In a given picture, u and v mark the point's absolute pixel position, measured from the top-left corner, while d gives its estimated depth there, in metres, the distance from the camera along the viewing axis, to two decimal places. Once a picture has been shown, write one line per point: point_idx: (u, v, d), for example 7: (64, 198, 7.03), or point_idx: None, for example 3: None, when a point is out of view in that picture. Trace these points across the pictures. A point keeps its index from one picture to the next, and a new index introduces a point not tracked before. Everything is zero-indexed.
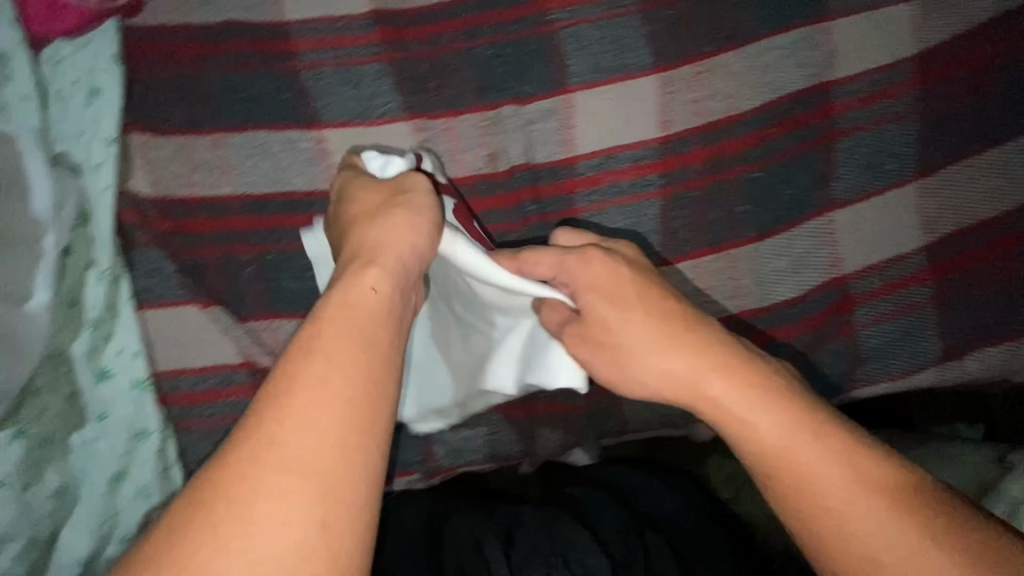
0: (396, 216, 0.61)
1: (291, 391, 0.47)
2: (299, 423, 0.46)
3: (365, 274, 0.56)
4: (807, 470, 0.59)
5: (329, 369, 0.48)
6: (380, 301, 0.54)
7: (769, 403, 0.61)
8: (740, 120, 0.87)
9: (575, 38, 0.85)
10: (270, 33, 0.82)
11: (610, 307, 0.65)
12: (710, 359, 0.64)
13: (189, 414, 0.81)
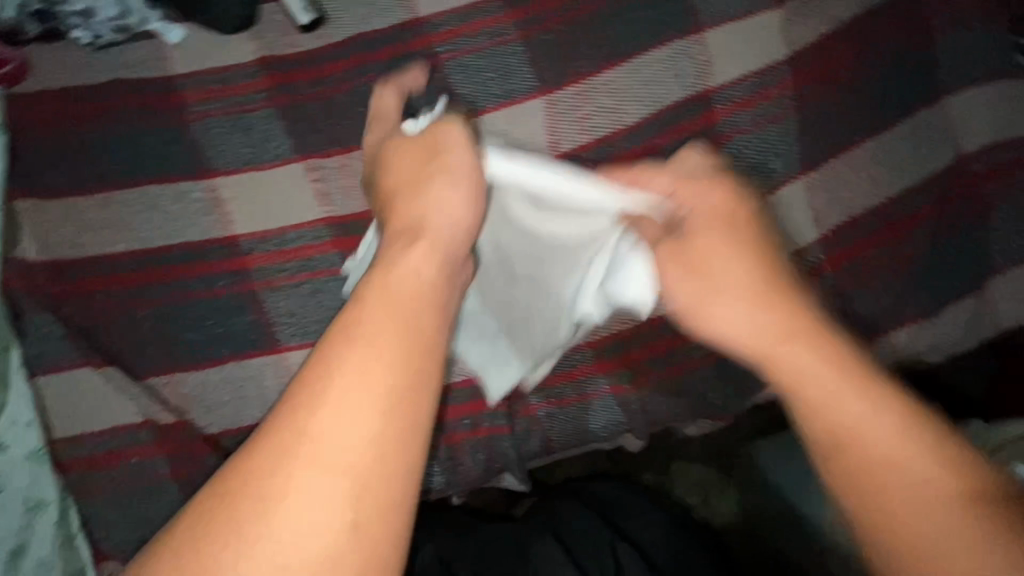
0: (437, 182, 0.49)
1: (325, 386, 0.38)
2: (323, 441, 0.37)
3: (409, 249, 0.46)
4: (884, 475, 0.42)
5: (364, 362, 0.39)
6: (428, 286, 0.44)
7: (859, 380, 0.44)
8: (636, 125, 0.71)
9: (462, 69, 0.72)
10: (152, 89, 0.71)
11: (703, 241, 0.50)
12: (792, 321, 0.47)
13: (90, 477, 0.63)
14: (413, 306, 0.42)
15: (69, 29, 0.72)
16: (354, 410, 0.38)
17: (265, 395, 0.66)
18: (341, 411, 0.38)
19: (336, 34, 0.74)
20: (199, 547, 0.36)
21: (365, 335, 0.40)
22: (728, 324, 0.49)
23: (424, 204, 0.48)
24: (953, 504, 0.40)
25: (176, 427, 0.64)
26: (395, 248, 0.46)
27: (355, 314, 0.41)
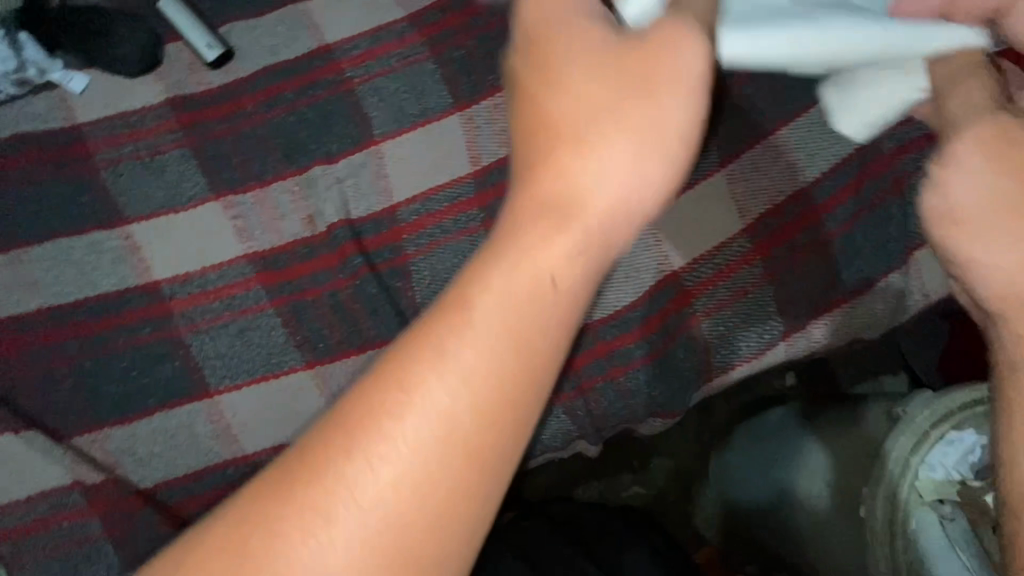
0: (615, 126, 0.38)
1: (407, 402, 0.34)
2: (410, 462, 0.33)
3: (558, 229, 0.37)
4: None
5: (460, 380, 0.34)
6: (557, 297, 0.37)
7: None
8: None
9: (375, 92, 0.73)
10: (58, 140, 0.70)
11: None
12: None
13: (21, 548, 0.60)
14: (537, 321, 0.36)
15: None
16: (442, 425, 0.34)
17: (199, 441, 0.64)
18: (437, 431, 0.34)
19: (247, 67, 0.74)
20: (232, 549, 0.33)
21: (467, 357, 0.34)
22: (1002, 246, 0.43)
23: (583, 167, 0.38)
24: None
25: (107, 484, 0.62)
26: (536, 221, 0.37)
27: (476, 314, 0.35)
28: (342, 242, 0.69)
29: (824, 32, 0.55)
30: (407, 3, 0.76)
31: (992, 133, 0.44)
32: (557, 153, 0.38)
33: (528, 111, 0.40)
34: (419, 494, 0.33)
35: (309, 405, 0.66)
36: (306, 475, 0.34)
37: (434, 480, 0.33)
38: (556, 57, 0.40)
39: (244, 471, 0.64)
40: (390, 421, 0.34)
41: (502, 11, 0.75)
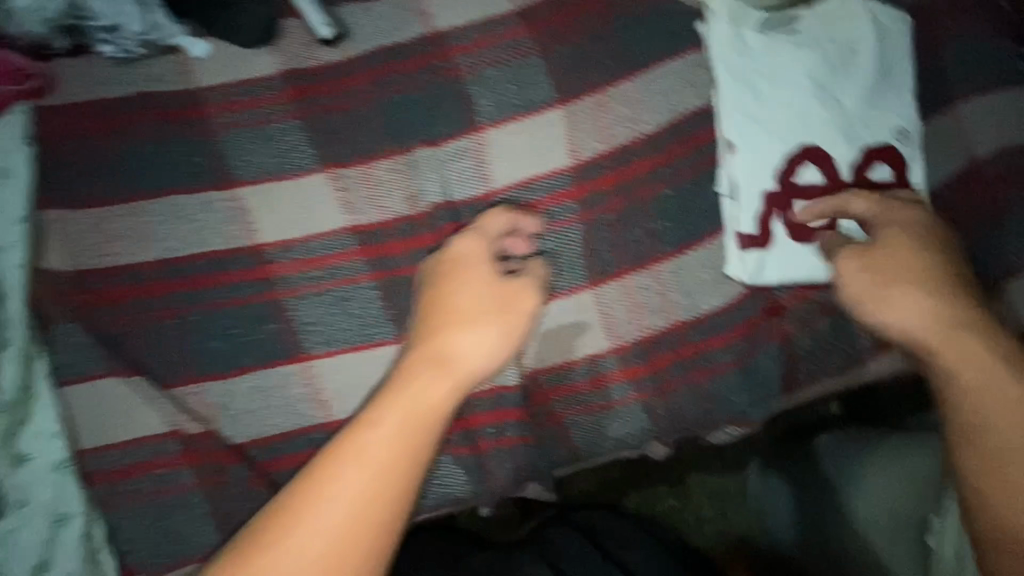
0: (480, 326, 0.57)
1: (322, 490, 0.48)
2: (325, 533, 0.46)
3: (444, 375, 0.54)
4: (1000, 445, 0.51)
5: (358, 474, 0.48)
6: (433, 417, 0.52)
7: (1010, 359, 0.53)
8: (654, 132, 0.72)
9: (483, 80, 0.74)
10: (178, 102, 0.72)
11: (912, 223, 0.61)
12: (956, 313, 0.55)
13: (117, 491, 0.62)
14: (418, 435, 0.51)
15: (95, 43, 0.72)
16: (355, 502, 0.47)
17: (294, 402, 0.66)
18: (334, 515, 0.47)
19: (360, 46, 0.76)
20: None
21: (349, 470, 0.48)
22: (897, 317, 0.57)
23: (460, 341, 0.56)
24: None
25: (204, 436, 0.63)
26: (421, 374, 0.54)
27: (367, 435, 0.49)
28: (442, 223, 0.71)
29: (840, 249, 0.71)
30: None
31: (854, 252, 0.60)
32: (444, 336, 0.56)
33: (434, 306, 0.59)
34: (329, 563, 0.46)
35: None
36: (260, 544, 0.46)
37: (341, 551, 0.46)
38: (460, 274, 0.60)
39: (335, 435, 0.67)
40: (302, 508, 0.47)
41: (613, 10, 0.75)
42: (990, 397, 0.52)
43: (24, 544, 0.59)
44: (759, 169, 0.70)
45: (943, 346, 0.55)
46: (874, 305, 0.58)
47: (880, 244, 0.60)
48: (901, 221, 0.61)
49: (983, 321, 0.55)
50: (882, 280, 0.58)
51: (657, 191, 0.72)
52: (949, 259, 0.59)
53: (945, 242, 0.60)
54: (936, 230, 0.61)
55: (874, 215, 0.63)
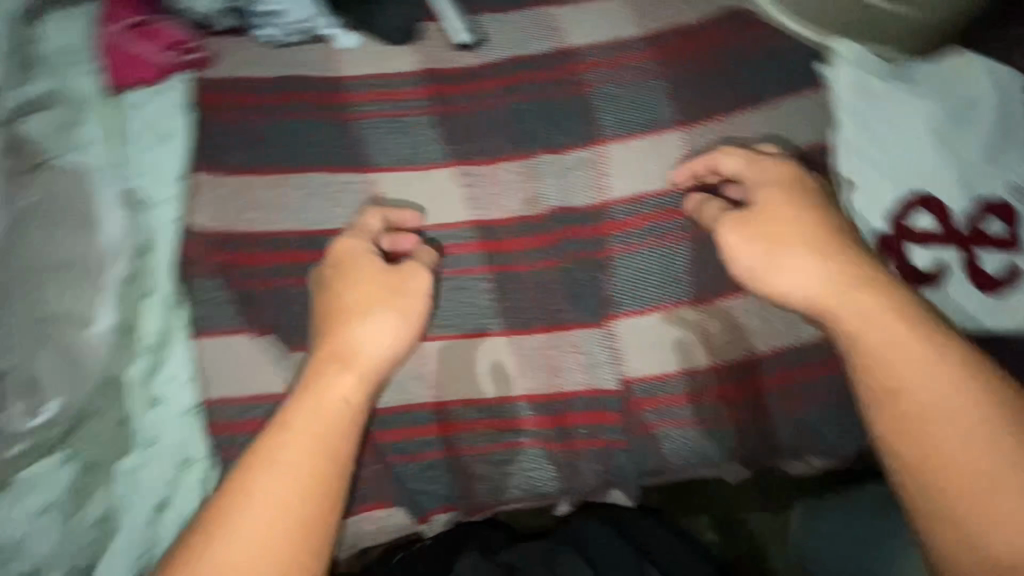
0: (381, 317, 0.60)
1: (249, 477, 0.52)
2: (259, 520, 0.50)
3: (337, 375, 0.57)
4: (920, 403, 0.53)
5: (273, 474, 0.52)
6: (348, 413, 0.56)
7: (895, 311, 0.56)
8: (773, 162, 0.74)
9: (610, 96, 0.77)
10: (324, 88, 0.77)
11: (782, 196, 0.63)
12: (845, 267, 0.59)
13: (234, 445, 0.64)
14: (339, 423, 0.55)
15: (253, 27, 0.76)
16: (281, 492, 0.51)
17: (405, 379, 0.70)
18: (271, 498, 0.51)
19: (492, 54, 0.80)
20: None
21: (281, 465, 0.53)
22: (792, 278, 0.59)
23: (369, 332, 0.59)
24: (953, 390, 0.53)
25: None
26: (322, 376, 0.57)
27: (288, 434, 0.54)
28: (558, 227, 0.74)
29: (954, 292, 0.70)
30: (647, 22, 0.80)
31: (739, 216, 0.63)
32: (346, 332, 0.59)
33: (325, 303, 0.61)
34: (273, 533, 0.50)
35: (502, 369, 0.71)
36: (203, 541, 0.50)
37: (275, 530, 0.50)
38: (347, 273, 0.62)
39: (436, 416, 0.70)
40: (246, 498, 0.51)
41: (734, 45, 0.79)
42: (885, 355, 0.55)
43: (148, 483, 0.62)
44: (874, 208, 0.72)
45: (849, 309, 0.57)
46: (770, 269, 0.60)
47: (763, 208, 0.63)
48: (775, 179, 0.65)
49: (874, 275, 0.58)
50: (765, 233, 0.61)
51: None
52: (833, 219, 0.62)
53: (817, 201, 0.63)
54: (798, 186, 0.64)
55: (744, 170, 0.68)
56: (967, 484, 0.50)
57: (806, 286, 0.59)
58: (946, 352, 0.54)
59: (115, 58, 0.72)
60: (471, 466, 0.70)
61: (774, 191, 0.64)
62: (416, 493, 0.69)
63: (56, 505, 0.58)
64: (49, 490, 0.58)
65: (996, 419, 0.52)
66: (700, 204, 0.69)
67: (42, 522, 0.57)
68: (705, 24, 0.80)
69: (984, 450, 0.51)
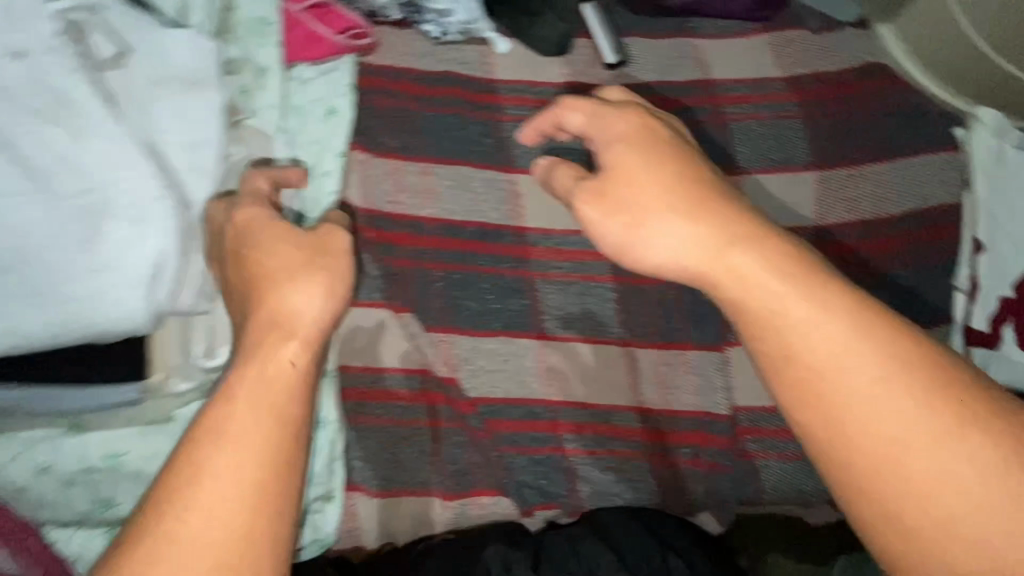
0: (306, 283, 0.46)
1: (192, 478, 0.39)
2: (215, 525, 0.38)
3: (278, 341, 0.44)
4: (853, 389, 0.40)
5: (223, 459, 0.39)
6: (294, 379, 0.43)
7: (843, 310, 0.41)
8: (895, 217, 0.78)
9: (745, 132, 0.80)
10: (478, 88, 0.80)
11: (639, 154, 0.47)
12: (729, 231, 0.43)
13: (362, 411, 0.69)
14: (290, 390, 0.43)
15: (422, 21, 0.79)
16: (242, 483, 0.39)
17: (526, 373, 0.71)
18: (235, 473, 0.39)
19: (639, 75, 0.83)
20: None
21: (233, 438, 0.40)
22: (666, 247, 0.44)
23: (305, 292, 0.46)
24: (897, 371, 0.40)
25: (448, 384, 0.70)
26: (262, 348, 0.43)
27: (234, 405, 0.41)
28: None
29: None
30: (789, 66, 0.84)
31: (597, 190, 0.47)
32: (272, 295, 0.45)
33: (243, 268, 0.49)
34: (236, 540, 0.38)
35: (620, 378, 0.73)
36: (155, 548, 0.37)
37: (228, 532, 0.38)
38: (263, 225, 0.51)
39: (548, 415, 0.71)
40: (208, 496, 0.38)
41: (875, 99, 0.82)
42: (807, 336, 0.41)
43: None
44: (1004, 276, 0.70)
45: (754, 276, 0.42)
46: (634, 244, 0.45)
47: (616, 173, 0.47)
48: (624, 136, 0.48)
49: (760, 234, 0.43)
50: (625, 203, 0.46)
51: (890, 269, 0.76)
52: (706, 177, 0.46)
53: (685, 159, 0.47)
54: (669, 145, 0.47)
55: (589, 127, 0.50)
56: (931, 470, 0.39)
57: (736, 274, 0.43)
58: (869, 319, 0.41)
59: (295, 35, 0.75)
60: (579, 467, 0.71)
61: (620, 121, 0.49)
62: (523, 485, 0.70)
63: None
64: None
65: (966, 404, 0.40)
66: (546, 173, 0.53)
67: None
68: (847, 74, 0.83)
69: (974, 438, 0.39)
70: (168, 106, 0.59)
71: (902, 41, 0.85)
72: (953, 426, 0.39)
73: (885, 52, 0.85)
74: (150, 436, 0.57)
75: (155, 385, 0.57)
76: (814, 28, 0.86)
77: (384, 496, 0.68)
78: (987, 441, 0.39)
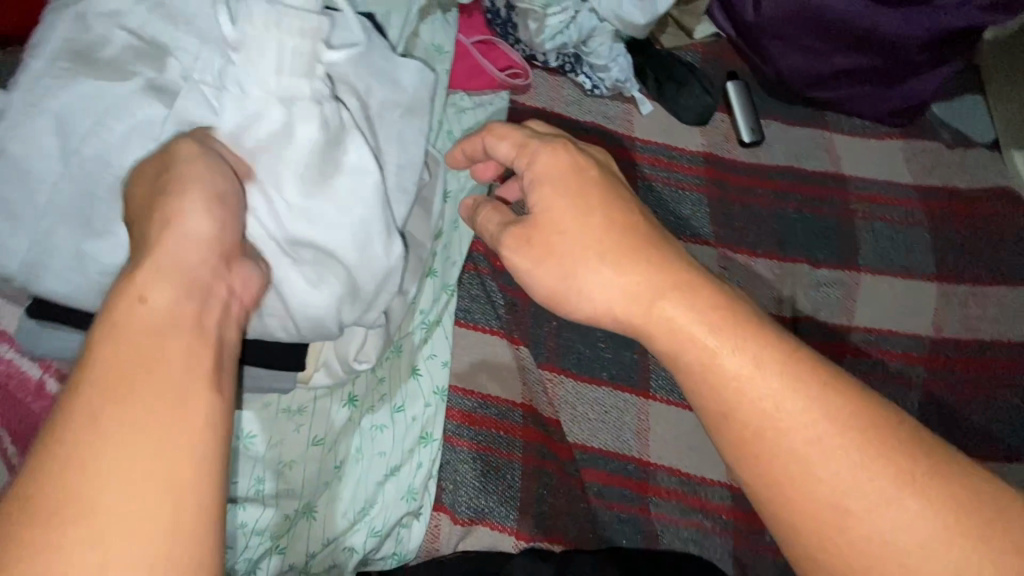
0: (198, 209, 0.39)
1: (116, 372, 0.31)
2: (143, 420, 0.30)
3: (173, 268, 0.36)
4: (795, 447, 0.35)
5: (153, 356, 0.32)
6: (154, 312, 0.33)
7: (786, 362, 0.37)
8: (1015, 342, 0.77)
9: (872, 231, 0.81)
10: (618, 141, 0.83)
11: (569, 203, 0.43)
12: (657, 278, 0.40)
13: (459, 433, 0.69)
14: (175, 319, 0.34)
15: (575, 73, 0.84)
16: (161, 380, 0.31)
17: (625, 427, 0.72)
18: (137, 388, 0.30)
19: (771, 157, 0.85)
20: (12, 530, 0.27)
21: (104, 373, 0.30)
22: (601, 294, 0.41)
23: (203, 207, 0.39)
24: (829, 430, 0.35)
25: (552, 425, 0.71)
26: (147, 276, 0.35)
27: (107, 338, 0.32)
28: (803, 335, 0.76)
29: None
30: (922, 175, 0.85)
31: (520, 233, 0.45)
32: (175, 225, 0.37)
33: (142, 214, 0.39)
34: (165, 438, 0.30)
35: (710, 452, 0.73)
36: (43, 497, 0.27)
37: (161, 427, 0.30)
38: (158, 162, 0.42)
39: (639, 473, 0.71)
40: (89, 440, 0.29)
41: (1006, 223, 0.82)
42: (748, 389, 0.37)
43: (387, 444, 0.66)
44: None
45: (689, 326, 0.39)
46: (568, 287, 0.42)
47: (539, 220, 0.44)
48: (543, 172, 0.44)
49: (683, 280, 0.40)
50: (554, 248, 0.43)
51: (1003, 394, 0.75)
52: (636, 218, 0.43)
53: (614, 196, 0.44)
54: (603, 187, 0.44)
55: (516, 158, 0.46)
56: (880, 539, 0.33)
57: (670, 321, 0.39)
58: (808, 374, 0.37)
59: (461, 66, 0.80)
60: (659, 532, 0.70)
61: (543, 150, 0.45)
62: (602, 541, 0.69)
63: (324, 442, 0.63)
64: (321, 421, 0.63)
65: (913, 467, 0.34)
66: (474, 211, 0.52)
67: (309, 454, 0.62)
68: (981, 193, 0.84)
69: (913, 503, 0.34)
70: (386, 124, 0.61)
71: None
72: (905, 493, 0.34)
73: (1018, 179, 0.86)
74: (293, 420, 0.62)
75: (304, 378, 0.61)
76: (948, 142, 0.88)
77: (464, 523, 0.67)
78: (958, 526, 0.33)
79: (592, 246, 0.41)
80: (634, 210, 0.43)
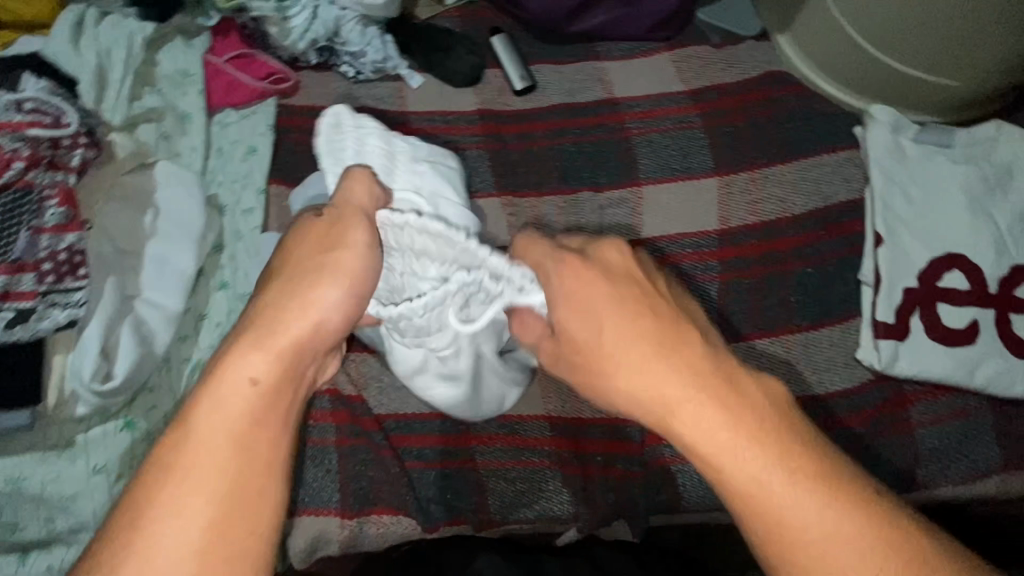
0: (333, 316, 0.48)
1: (204, 437, 0.41)
2: (218, 486, 0.40)
3: (285, 340, 0.45)
4: (810, 545, 0.40)
5: (238, 433, 0.42)
6: (260, 397, 0.43)
7: (817, 465, 0.41)
8: (801, 216, 0.78)
9: (650, 144, 0.82)
10: (391, 121, 0.82)
11: (581, 328, 0.47)
12: (689, 374, 0.43)
13: None
14: (266, 410, 0.43)
15: (337, 63, 0.83)
16: (247, 454, 0.42)
17: None
18: (218, 456, 0.41)
19: (547, 99, 0.86)
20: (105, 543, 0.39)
21: (200, 434, 0.41)
22: (628, 386, 0.45)
23: (322, 301, 0.47)
24: (849, 546, 0.39)
25: (354, 402, 0.72)
26: (265, 340, 0.45)
27: (215, 403, 0.42)
28: None
29: (919, 352, 0.73)
30: (691, 80, 0.87)
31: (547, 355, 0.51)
32: (305, 295, 0.47)
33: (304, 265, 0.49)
34: (229, 499, 0.40)
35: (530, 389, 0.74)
36: (147, 512, 0.39)
37: (226, 497, 0.40)
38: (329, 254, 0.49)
39: (457, 426, 0.72)
40: (181, 480, 0.40)
41: (775, 106, 0.84)
42: (762, 484, 0.41)
43: None
44: (902, 265, 0.75)
45: (697, 441, 0.42)
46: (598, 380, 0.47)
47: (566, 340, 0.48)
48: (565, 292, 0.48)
49: (723, 379, 0.43)
50: (589, 353, 0.47)
51: (799, 267, 0.77)
52: (667, 324, 0.46)
53: (647, 313, 0.46)
54: (630, 315, 0.46)
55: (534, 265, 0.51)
56: None
57: (724, 412, 0.42)
58: (839, 489, 0.40)
59: (217, 85, 0.80)
60: (486, 479, 0.71)
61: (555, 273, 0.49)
62: (427, 501, 0.70)
63: (105, 471, 0.64)
64: (99, 453, 0.65)
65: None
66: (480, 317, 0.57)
67: (90, 483, 0.64)
68: (749, 83, 0.86)
69: None
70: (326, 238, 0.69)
71: (799, 48, 0.87)
72: None
73: (783, 60, 0.89)
74: (50, 459, 0.64)
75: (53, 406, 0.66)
76: (716, 43, 0.90)
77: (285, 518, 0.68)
78: None
79: (610, 350, 0.46)
80: (629, 308, 0.46)
